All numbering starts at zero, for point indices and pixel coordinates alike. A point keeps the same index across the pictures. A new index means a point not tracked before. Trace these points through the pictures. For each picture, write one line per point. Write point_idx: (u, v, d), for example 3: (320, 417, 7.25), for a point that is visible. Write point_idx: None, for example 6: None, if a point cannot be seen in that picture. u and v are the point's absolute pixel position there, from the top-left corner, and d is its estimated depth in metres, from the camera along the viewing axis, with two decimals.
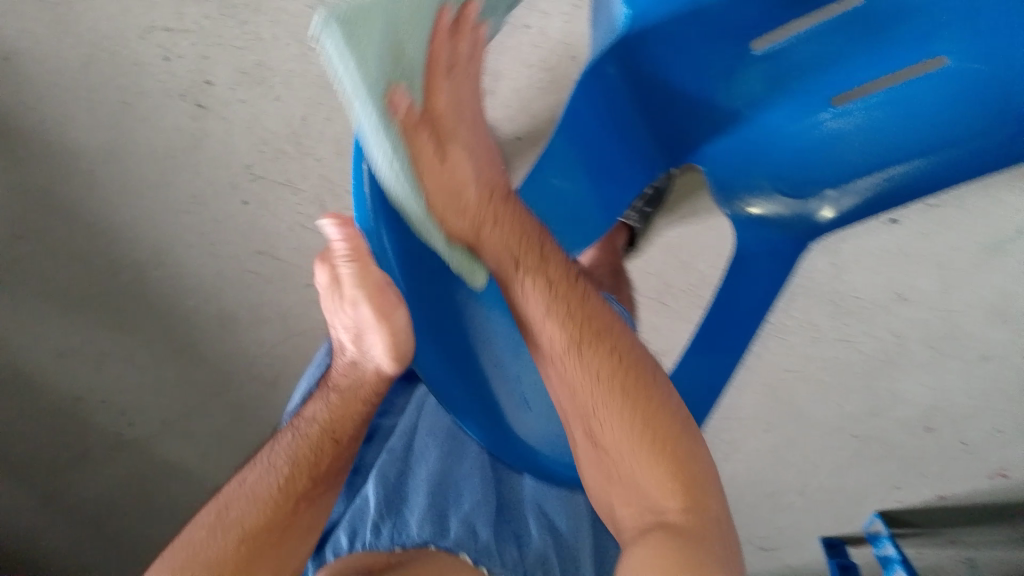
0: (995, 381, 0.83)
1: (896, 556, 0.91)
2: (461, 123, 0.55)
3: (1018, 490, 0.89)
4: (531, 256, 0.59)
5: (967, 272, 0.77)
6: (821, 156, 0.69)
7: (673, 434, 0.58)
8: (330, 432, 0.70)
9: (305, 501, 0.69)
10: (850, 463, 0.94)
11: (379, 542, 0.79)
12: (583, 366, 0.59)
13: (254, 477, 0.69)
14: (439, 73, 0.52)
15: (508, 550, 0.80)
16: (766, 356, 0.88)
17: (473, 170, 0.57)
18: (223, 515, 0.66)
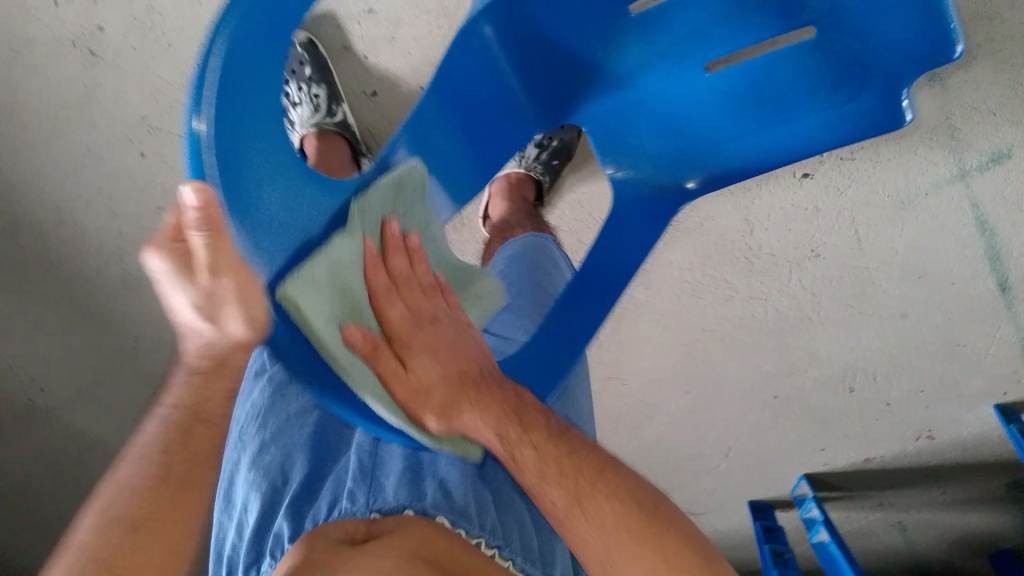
0: (914, 339, 0.81)
1: (821, 516, 0.90)
2: (423, 329, 0.54)
3: (942, 449, 0.90)
4: (514, 428, 0.54)
5: (880, 229, 0.75)
6: (678, 122, 0.64)
7: (705, 557, 0.48)
8: (195, 415, 0.47)
9: (164, 519, 0.44)
10: (772, 424, 0.92)
11: (352, 510, 0.58)
12: (594, 522, 0.49)
13: (116, 490, 0.46)
14: (383, 293, 0.52)
15: (490, 513, 0.59)
16: (680, 317, 0.85)
17: (444, 369, 0.54)
18: (97, 519, 0.43)
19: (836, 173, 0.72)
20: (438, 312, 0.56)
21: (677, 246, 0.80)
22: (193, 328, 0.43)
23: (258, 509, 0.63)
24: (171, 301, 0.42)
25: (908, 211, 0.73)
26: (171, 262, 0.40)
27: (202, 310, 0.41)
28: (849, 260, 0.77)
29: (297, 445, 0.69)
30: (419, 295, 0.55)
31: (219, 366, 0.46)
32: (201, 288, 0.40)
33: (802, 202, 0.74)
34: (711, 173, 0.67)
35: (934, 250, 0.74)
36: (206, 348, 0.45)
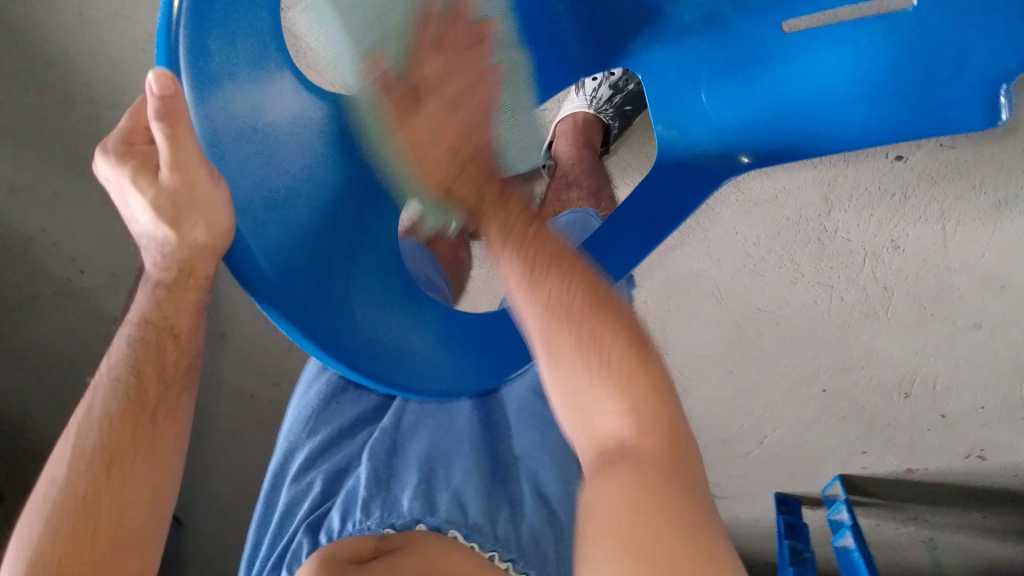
0: (983, 353, 0.76)
1: (849, 520, 0.85)
2: (452, 97, 0.61)
3: (992, 471, 0.84)
4: (497, 201, 0.59)
5: (972, 228, 0.69)
6: (747, 68, 0.61)
7: (631, 350, 0.49)
8: (167, 328, 0.61)
9: (138, 448, 0.61)
10: (813, 421, 0.86)
11: (368, 524, 0.73)
12: (540, 289, 0.53)
13: (94, 409, 0.63)
14: (427, 45, 0.60)
15: (501, 522, 0.74)
16: (737, 292, 0.79)
17: (453, 133, 0.61)
18: (81, 446, 0.61)
19: (933, 159, 0.68)
20: (460, 96, 0.61)
21: (748, 218, 0.75)
22: (153, 231, 0.54)
23: (290, 501, 0.80)
24: (133, 201, 0.53)
25: (1005, 214, 0.67)
26: (128, 166, 0.51)
27: (160, 209, 0.52)
28: (930, 258, 0.72)
29: (343, 458, 0.82)
30: (455, 87, 0.61)
31: (181, 277, 0.58)
32: (161, 183, 0.50)
33: (890, 187, 0.70)
34: (772, 150, 0.63)
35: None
36: (166, 257, 0.57)
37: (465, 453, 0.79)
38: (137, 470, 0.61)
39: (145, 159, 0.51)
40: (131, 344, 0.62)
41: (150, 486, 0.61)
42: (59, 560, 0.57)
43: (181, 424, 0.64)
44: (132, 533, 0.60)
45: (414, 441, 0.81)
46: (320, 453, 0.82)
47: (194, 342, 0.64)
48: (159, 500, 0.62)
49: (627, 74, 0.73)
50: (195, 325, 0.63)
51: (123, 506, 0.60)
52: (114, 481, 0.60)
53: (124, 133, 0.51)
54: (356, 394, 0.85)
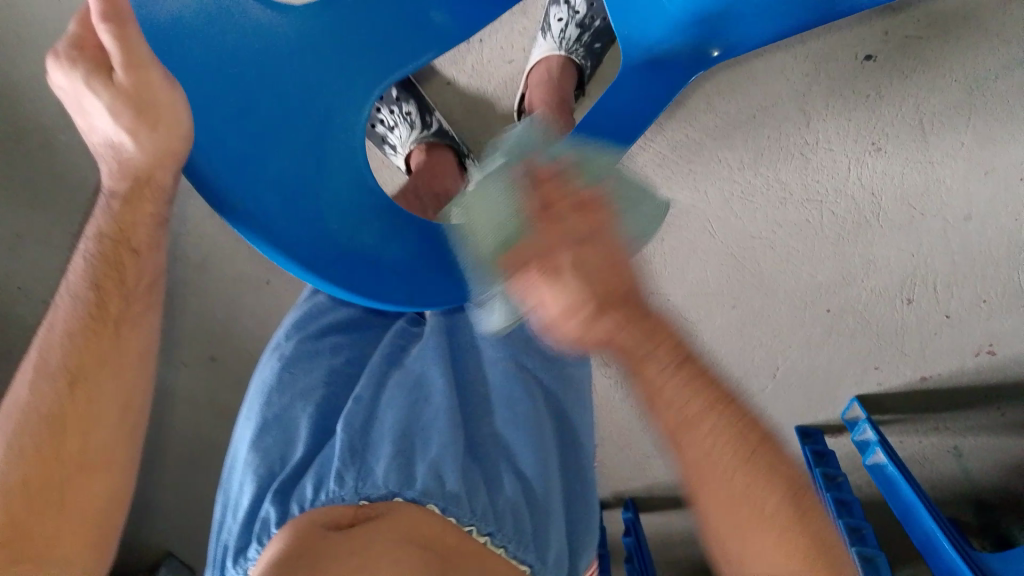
0: (979, 246, 0.76)
1: (875, 437, 0.85)
2: (586, 240, 0.42)
3: (1005, 365, 0.84)
4: (661, 347, 0.43)
5: (947, 119, 0.70)
6: None
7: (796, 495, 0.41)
8: (123, 241, 0.53)
9: (100, 362, 0.52)
10: (822, 341, 0.86)
11: (342, 495, 0.54)
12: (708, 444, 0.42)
13: (50, 325, 0.53)
14: (539, 204, 0.44)
15: (480, 495, 0.57)
16: (727, 223, 0.80)
17: (592, 274, 0.41)
18: (42, 367, 0.51)
19: (900, 50, 0.68)
20: (584, 222, 0.43)
21: (729, 142, 0.76)
22: (110, 139, 0.50)
23: (252, 491, 0.59)
24: (89, 112, 0.49)
25: (977, 99, 0.68)
26: (80, 69, 0.46)
27: (119, 113, 0.48)
28: (913, 154, 0.72)
29: (299, 429, 0.63)
30: (571, 219, 0.43)
31: (138, 187, 0.52)
32: (118, 85, 0.46)
33: (864, 88, 0.70)
34: (736, 39, 0.63)
35: (1003, 142, 0.70)
36: (124, 164, 0.51)
37: (441, 410, 0.61)
38: (104, 385, 0.51)
39: (99, 59, 0.47)
40: (88, 262, 0.53)
41: (119, 405, 0.52)
42: (22, 485, 0.47)
43: (150, 350, 0.55)
44: (95, 454, 0.50)
45: (387, 411, 0.62)
46: (284, 411, 0.65)
47: (157, 261, 0.55)
48: (129, 428, 0.53)
49: (591, 11, 0.72)
50: (157, 242, 0.55)
51: (91, 429, 0.50)
52: (79, 396, 0.50)
53: (73, 38, 0.47)
54: (314, 360, 0.68)
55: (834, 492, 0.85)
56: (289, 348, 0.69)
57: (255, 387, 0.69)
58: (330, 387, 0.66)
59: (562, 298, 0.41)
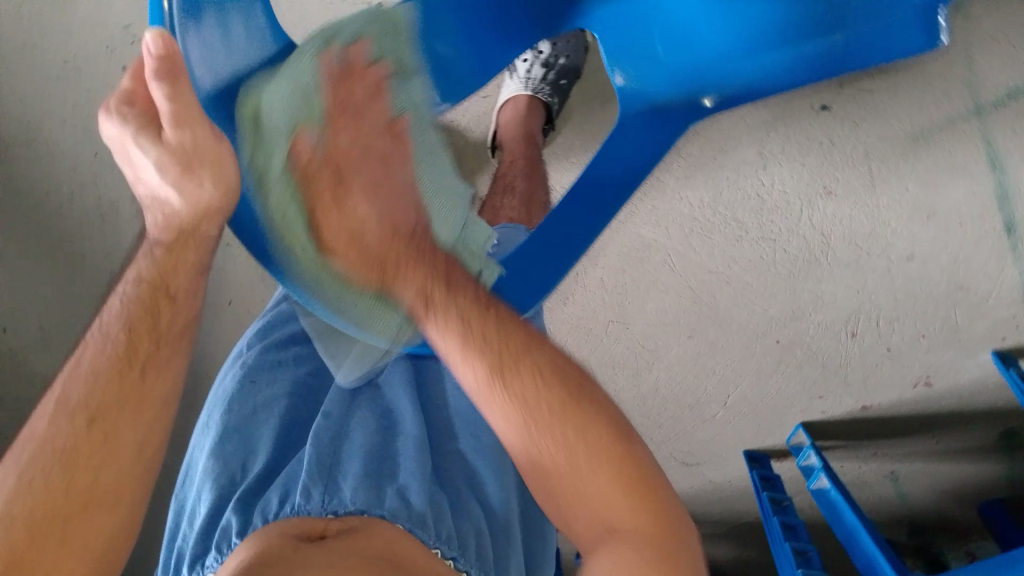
0: (920, 282, 0.80)
1: (819, 463, 0.89)
2: (373, 163, 0.58)
3: (939, 397, 0.89)
4: (439, 290, 0.54)
5: (892, 159, 0.74)
6: (700, 33, 0.64)
7: (619, 432, 0.48)
8: (162, 286, 0.52)
9: (123, 402, 0.48)
10: (772, 371, 0.89)
11: (308, 508, 0.51)
12: (513, 383, 0.49)
13: (78, 362, 0.50)
14: (340, 114, 0.57)
15: (447, 521, 0.54)
16: (686, 255, 0.83)
17: (381, 211, 0.57)
18: (60, 401, 0.48)
19: (854, 104, 0.73)
20: (388, 149, 0.59)
21: (691, 183, 0.80)
22: (157, 192, 0.50)
23: (212, 497, 0.56)
24: (138, 165, 0.48)
25: (921, 146, 0.73)
26: (132, 123, 0.46)
27: (167, 167, 0.47)
28: (861, 198, 0.77)
29: (262, 435, 0.61)
30: (370, 134, 0.58)
31: (184, 236, 0.52)
32: (168, 142, 0.46)
33: (817, 134, 0.75)
34: (727, 93, 0.67)
35: (944, 186, 0.74)
36: (168, 212, 0.51)
37: (409, 432, 0.61)
38: (125, 427, 0.48)
39: (151, 114, 0.46)
40: (123, 302, 0.52)
41: (138, 453, 0.49)
42: (19, 518, 0.44)
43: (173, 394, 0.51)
44: (107, 493, 0.47)
45: (356, 430, 0.61)
46: (247, 419, 0.63)
47: (193, 305, 0.54)
48: (140, 477, 0.49)
49: (555, 50, 0.74)
50: (196, 290, 0.54)
51: (102, 469, 0.47)
52: (95, 434, 0.47)
53: (126, 92, 0.46)
54: (278, 372, 0.66)
55: (781, 517, 0.88)
56: (252, 357, 0.67)
57: (216, 397, 0.67)
58: (293, 399, 0.65)
59: (343, 210, 0.56)
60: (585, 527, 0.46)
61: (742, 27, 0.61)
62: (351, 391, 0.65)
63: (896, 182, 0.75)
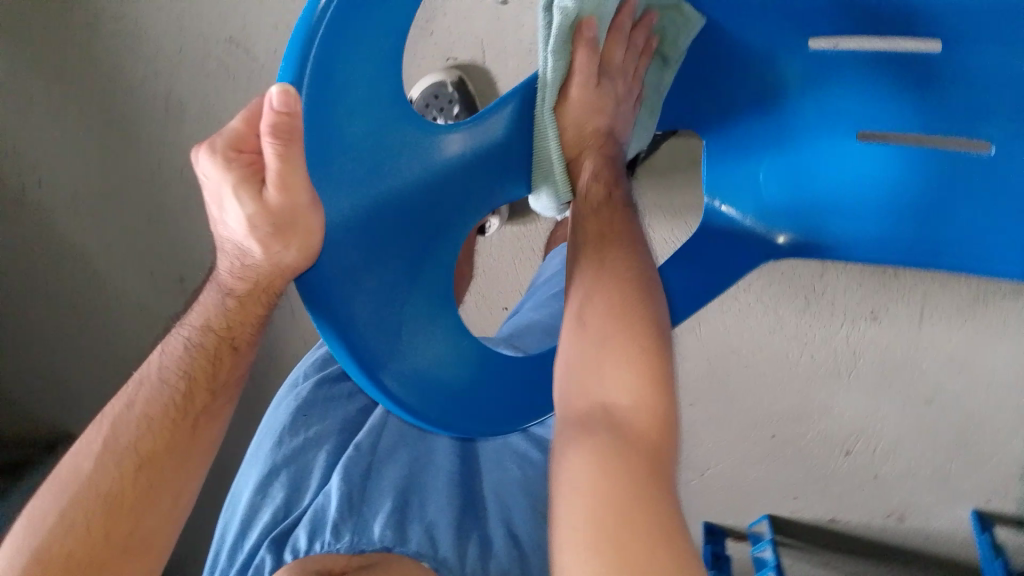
0: (930, 427, 0.80)
1: (771, 561, 0.90)
2: (626, 89, 0.59)
3: (907, 534, 0.90)
4: (599, 189, 0.58)
5: (947, 311, 0.73)
6: (812, 194, 0.56)
7: (662, 345, 0.48)
8: (226, 339, 0.54)
9: (170, 451, 0.54)
10: (758, 460, 0.90)
11: (336, 547, 0.66)
12: (606, 259, 0.54)
13: (131, 403, 0.56)
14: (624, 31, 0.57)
15: (471, 556, 0.68)
16: (716, 330, 0.83)
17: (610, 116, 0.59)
18: (111, 444, 0.54)
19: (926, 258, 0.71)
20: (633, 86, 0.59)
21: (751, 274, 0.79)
22: (241, 244, 0.48)
23: (256, 534, 0.71)
24: (227, 208, 0.46)
25: (980, 306, 0.71)
26: (233, 174, 0.44)
27: (257, 225, 0.45)
28: (903, 331, 0.75)
29: (309, 475, 0.75)
30: (631, 78, 0.59)
31: (255, 290, 0.51)
32: (269, 203, 0.44)
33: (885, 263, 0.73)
34: (812, 245, 0.57)
35: (986, 349, 0.73)
36: (245, 268, 0.50)
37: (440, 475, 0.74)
38: (167, 474, 0.54)
39: (256, 167, 0.44)
40: (187, 350, 0.55)
41: (173, 496, 0.54)
42: (67, 557, 0.51)
43: (213, 443, 0.57)
44: (146, 534, 0.53)
45: (388, 469, 0.74)
46: (296, 456, 0.76)
47: (250, 356, 0.56)
48: (179, 511, 0.55)
49: None
50: (257, 341, 0.56)
51: (144, 515, 0.53)
52: (142, 480, 0.53)
53: (234, 135, 0.43)
54: (331, 407, 0.79)
55: None
56: (305, 391, 0.78)
57: (269, 422, 0.80)
58: (343, 434, 0.78)
59: (593, 89, 0.57)
60: (579, 397, 0.48)
61: (845, 189, 0.54)
62: (384, 427, 0.77)
63: (941, 332, 0.74)
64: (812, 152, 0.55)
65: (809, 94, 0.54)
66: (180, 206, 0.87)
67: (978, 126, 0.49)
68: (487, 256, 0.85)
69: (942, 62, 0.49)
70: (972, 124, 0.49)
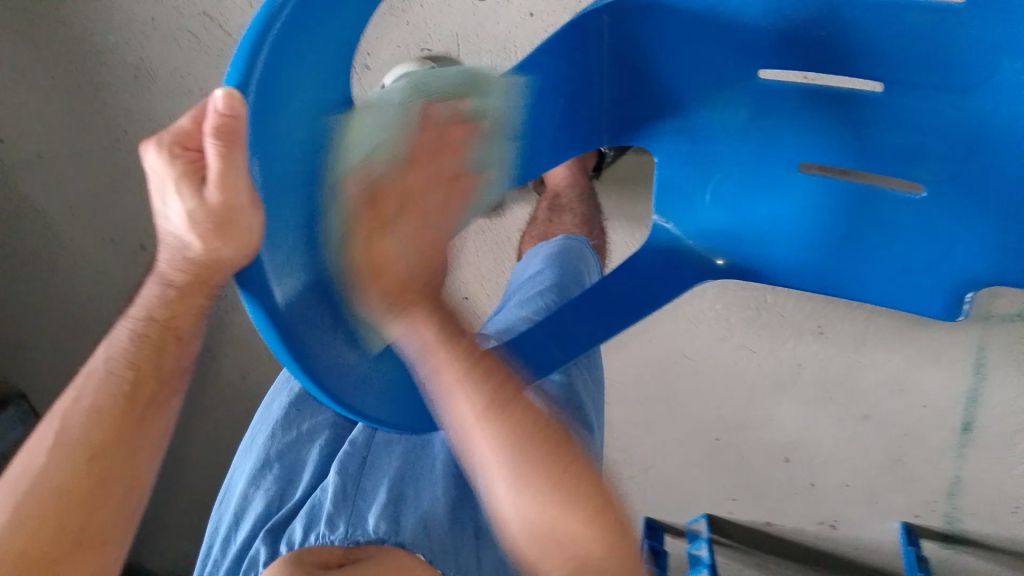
0: (866, 441, 0.84)
1: (705, 558, 0.93)
2: (427, 207, 0.59)
3: (837, 539, 0.94)
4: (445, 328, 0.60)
5: (889, 335, 0.75)
6: (753, 223, 0.63)
7: (599, 493, 0.57)
8: (170, 329, 0.57)
9: (118, 443, 0.58)
10: (700, 460, 0.93)
11: (331, 538, 0.68)
12: (504, 428, 0.58)
13: (82, 394, 0.59)
14: (431, 136, 0.56)
15: (466, 546, 0.71)
16: (668, 335, 0.84)
17: (410, 257, 0.59)
18: (61, 437, 0.58)
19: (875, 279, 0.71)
20: (445, 195, 0.59)
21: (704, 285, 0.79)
22: (180, 238, 0.50)
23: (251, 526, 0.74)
24: (168, 200, 0.49)
25: (920, 331, 0.73)
26: (177, 168, 0.47)
27: (198, 219, 0.48)
28: (846, 349, 0.78)
29: (299, 470, 0.78)
30: (442, 174, 0.58)
31: (195, 282, 0.53)
32: (210, 202, 0.46)
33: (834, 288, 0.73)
34: (749, 267, 0.65)
35: (924, 373, 0.76)
36: (185, 261, 0.52)
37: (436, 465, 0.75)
38: (117, 462, 0.58)
39: (197, 165, 0.47)
40: (131, 341, 0.58)
41: (123, 483, 0.58)
42: (19, 553, 0.55)
43: (158, 433, 0.61)
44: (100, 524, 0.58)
45: (384, 460, 0.76)
46: (288, 449, 0.78)
47: (193, 346, 0.60)
48: (129, 506, 0.59)
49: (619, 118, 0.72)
50: (200, 330, 0.59)
51: (96, 506, 0.57)
52: (92, 470, 0.57)
53: (181, 133, 0.46)
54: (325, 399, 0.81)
55: None
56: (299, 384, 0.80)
57: (265, 413, 0.81)
58: (337, 427, 0.80)
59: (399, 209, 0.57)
60: (550, 547, 0.56)
61: (779, 219, 0.62)
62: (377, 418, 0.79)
63: (883, 354, 0.77)
64: (750, 179, 0.61)
65: (755, 123, 0.59)
66: (144, 176, 0.86)
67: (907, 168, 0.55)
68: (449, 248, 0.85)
69: (881, 104, 0.53)
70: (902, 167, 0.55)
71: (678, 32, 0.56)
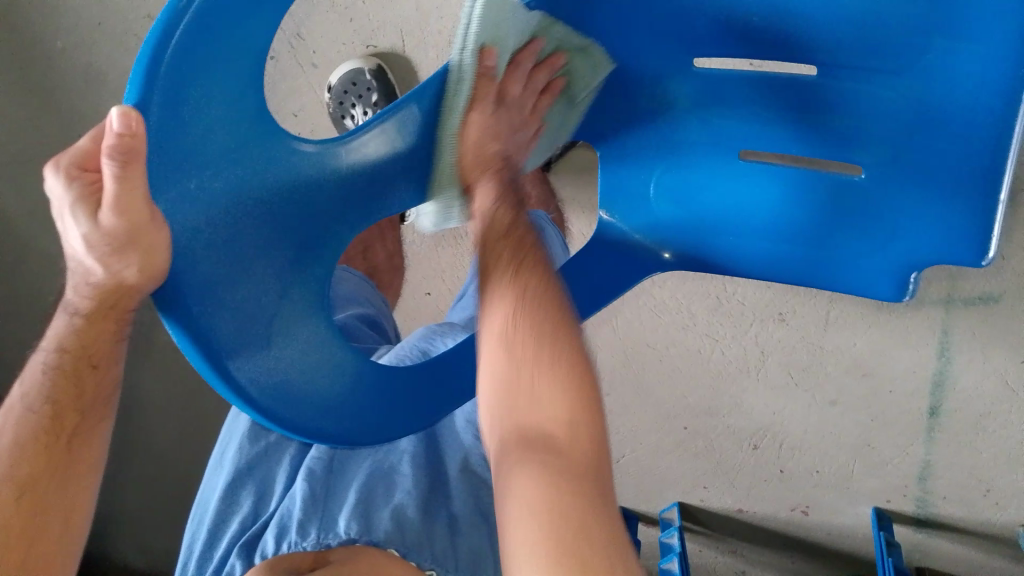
0: (833, 428, 0.83)
1: (676, 547, 0.92)
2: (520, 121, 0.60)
3: (810, 526, 0.93)
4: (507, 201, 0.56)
5: (852, 317, 0.75)
6: (699, 218, 0.62)
7: (582, 390, 0.45)
8: (84, 357, 0.52)
9: (49, 477, 0.52)
10: (670, 449, 0.93)
11: (303, 546, 0.63)
12: (517, 284, 0.50)
13: (2, 436, 0.53)
14: (538, 65, 0.59)
15: (441, 539, 0.66)
16: (635, 323, 0.85)
17: (498, 145, 0.58)
18: None
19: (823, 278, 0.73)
20: (526, 122, 0.61)
21: (663, 277, 0.81)
22: (84, 262, 0.47)
23: (222, 549, 0.68)
24: (67, 229, 0.46)
25: (883, 312, 0.73)
26: (73, 189, 0.44)
27: (95, 244, 0.45)
28: (809, 334, 0.77)
29: (270, 484, 0.72)
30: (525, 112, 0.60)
31: (105, 307, 0.50)
32: (107, 222, 0.43)
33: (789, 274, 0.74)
34: (698, 258, 0.63)
35: (890, 355, 0.75)
36: (91, 288, 0.49)
37: (405, 467, 0.70)
38: (52, 499, 0.52)
39: (96, 187, 0.45)
40: (45, 374, 0.52)
41: (61, 521, 0.53)
42: None
43: (97, 460, 0.55)
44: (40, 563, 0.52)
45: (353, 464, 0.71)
46: (259, 456, 0.73)
47: (117, 371, 0.54)
48: (69, 537, 0.54)
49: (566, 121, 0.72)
50: (121, 355, 0.54)
51: (34, 542, 0.52)
52: (24, 509, 0.51)
53: (80, 154, 0.45)
54: None
55: None
56: None
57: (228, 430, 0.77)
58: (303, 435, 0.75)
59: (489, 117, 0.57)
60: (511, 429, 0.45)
61: (728, 209, 0.60)
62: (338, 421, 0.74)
63: (848, 336, 0.76)
64: (706, 171, 0.60)
65: (699, 110, 0.58)
66: None
67: (849, 151, 0.53)
68: (414, 243, 0.85)
69: (821, 85, 0.52)
70: (843, 150, 0.53)
71: (618, 19, 0.55)
